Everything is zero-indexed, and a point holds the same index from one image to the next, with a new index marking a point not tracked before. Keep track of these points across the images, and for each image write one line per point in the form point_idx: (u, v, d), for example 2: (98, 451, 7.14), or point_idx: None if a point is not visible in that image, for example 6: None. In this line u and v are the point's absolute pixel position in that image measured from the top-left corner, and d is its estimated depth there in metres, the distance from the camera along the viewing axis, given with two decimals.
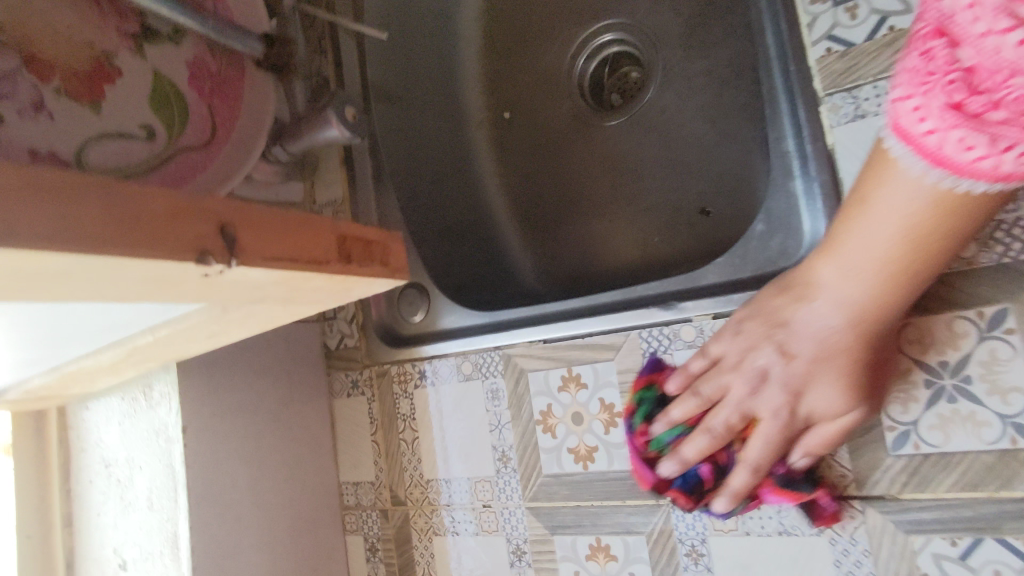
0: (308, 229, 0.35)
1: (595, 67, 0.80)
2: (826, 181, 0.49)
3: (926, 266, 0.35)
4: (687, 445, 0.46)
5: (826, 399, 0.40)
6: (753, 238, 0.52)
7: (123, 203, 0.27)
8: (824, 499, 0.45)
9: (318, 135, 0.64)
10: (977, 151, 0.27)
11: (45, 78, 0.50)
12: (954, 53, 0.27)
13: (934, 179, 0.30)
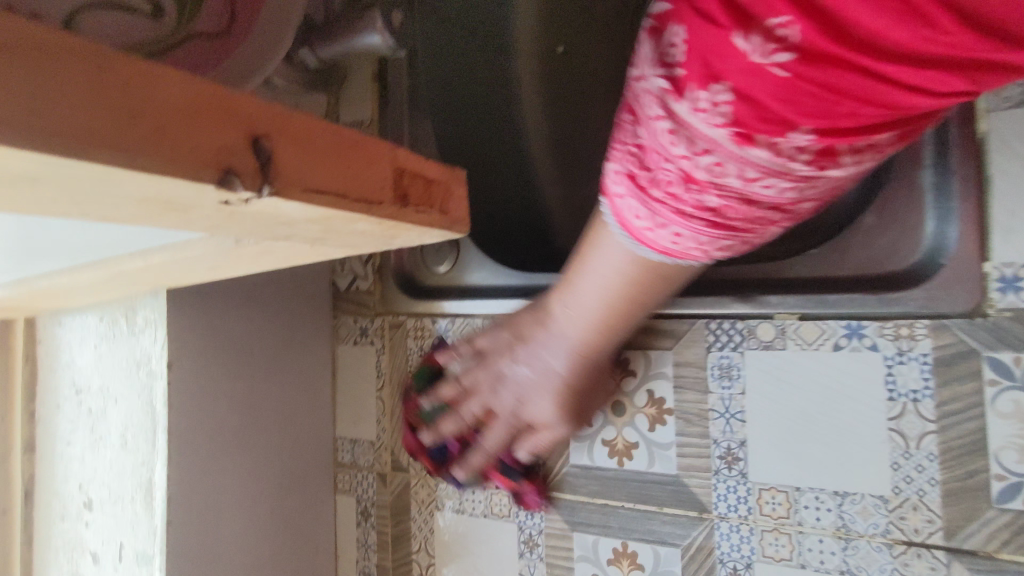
0: (363, 156, 0.27)
1: None
2: (970, 176, 0.40)
3: (623, 321, 0.39)
4: (444, 423, 0.50)
5: (541, 409, 0.45)
6: (857, 232, 0.45)
7: (125, 87, 0.18)
8: (536, 487, 0.52)
9: (354, 43, 0.54)
10: (643, 226, 0.29)
11: None
12: (635, 128, 0.26)
13: (619, 242, 0.32)
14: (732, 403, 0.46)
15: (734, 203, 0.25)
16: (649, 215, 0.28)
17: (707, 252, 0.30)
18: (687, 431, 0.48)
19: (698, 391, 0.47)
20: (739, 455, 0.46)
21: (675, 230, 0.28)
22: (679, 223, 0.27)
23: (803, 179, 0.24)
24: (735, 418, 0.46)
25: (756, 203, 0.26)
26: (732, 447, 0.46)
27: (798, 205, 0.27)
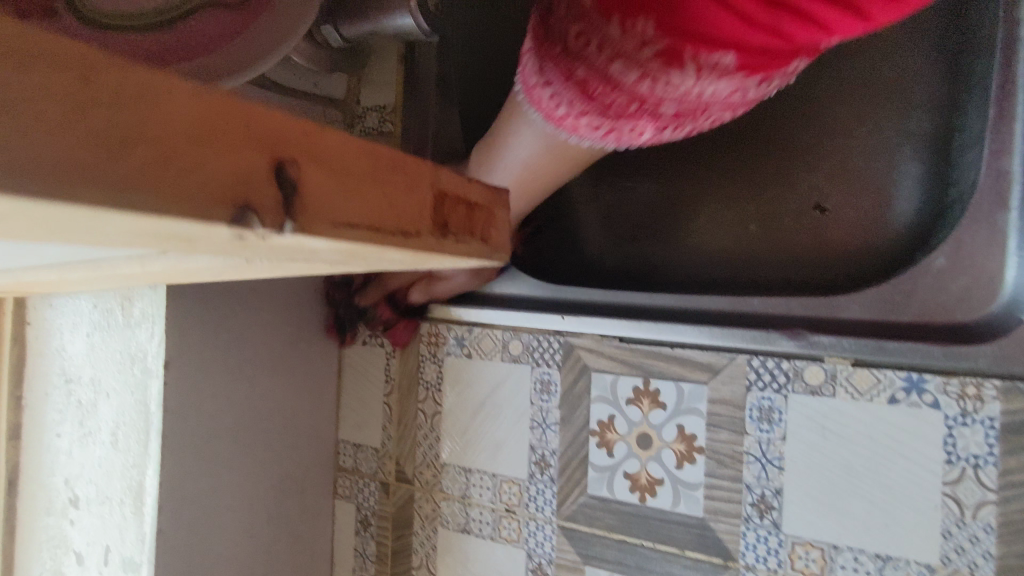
0: (394, 177, 0.23)
1: None
2: None
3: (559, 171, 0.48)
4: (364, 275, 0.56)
5: (457, 271, 0.51)
6: (928, 273, 0.41)
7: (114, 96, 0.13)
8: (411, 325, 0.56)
9: (385, 23, 0.50)
10: (537, 86, 0.41)
11: None
12: None
13: (530, 112, 0.44)
14: (770, 448, 0.43)
15: (601, 81, 0.37)
16: (546, 81, 0.40)
17: (580, 129, 0.42)
18: (718, 473, 0.44)
19: (733, 431, 0.44)
20: (773, 504, 0.43)
21: (551, 92, 0.41)
22: (560, 83, 0.39)
23: (646, 73, 0.35)
24: (773, 465, 0.43)
25: (617, 87, 0.37)
26: (767, 494, 0.43)
27: (660, 106, 0.38)
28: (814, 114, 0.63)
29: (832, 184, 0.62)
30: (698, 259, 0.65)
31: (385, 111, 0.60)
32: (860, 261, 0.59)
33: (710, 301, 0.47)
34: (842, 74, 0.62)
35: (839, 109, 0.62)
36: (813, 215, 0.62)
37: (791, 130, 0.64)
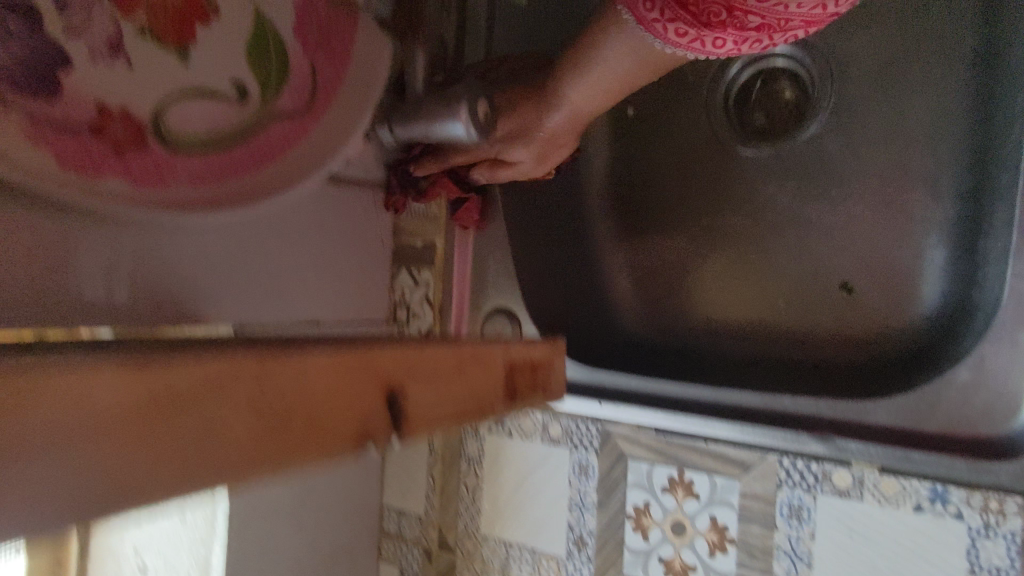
0: (474, 367, 0.32)
1: (749, 78, 0.70)
2: None
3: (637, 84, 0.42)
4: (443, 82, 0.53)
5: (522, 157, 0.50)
6: (953, 387, 0.42)
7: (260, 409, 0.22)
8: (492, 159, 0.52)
9: (437, 129, 0.50)
10: None
11: (129, 13, 0.40)
12: None
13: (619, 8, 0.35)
14: (798, 544, 0.47)
15: None
16: None
17: (665, 35, 0.33)
18: (750, 564, 0.49)
19: (764, 525, 0.48)
20: None
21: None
22: None
23: None
24: (802, 561, 0.47)
25: None
26: None
27: (748, 16, 0.30)
28: (851, 199, 0.65)
29: (863, 268, 0.64)
30: (729, 340, 0.68)
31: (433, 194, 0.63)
32: (889, 348, 0.61)
33: (743, 399, 0.48)
34: (877, 160, 0.64)
35: (872, 194, 0.64)
36: (842, 296, 0.64)
37: (824, 212, 0.66)
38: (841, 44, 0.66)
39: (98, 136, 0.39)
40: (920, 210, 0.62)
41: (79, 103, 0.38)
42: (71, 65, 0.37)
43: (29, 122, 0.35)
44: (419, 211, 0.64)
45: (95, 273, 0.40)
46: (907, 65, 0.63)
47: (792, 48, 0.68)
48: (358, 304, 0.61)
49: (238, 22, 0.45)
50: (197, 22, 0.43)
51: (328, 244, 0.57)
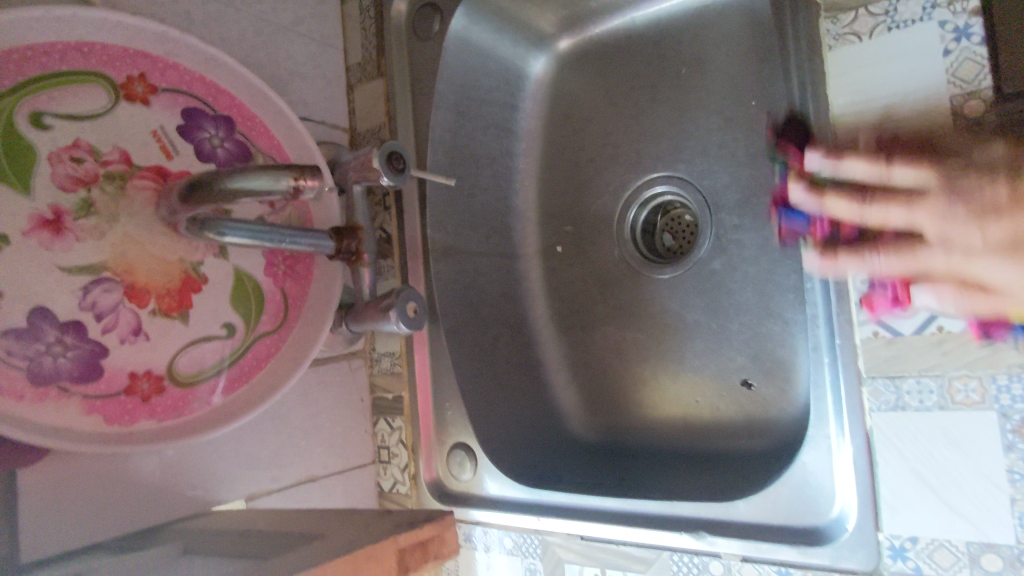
0: (374, 557, 0.43)
1: (648, 215, 0.84)
2: (860, 447, 0.50)
3: None
4: None
5: None
6: (792, 479, 0.55)
7: None
8: None
9: (381, 326, 0.66)
10: None
11: (142, 304, 0.56)
12: None
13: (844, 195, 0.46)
14: None
15: None
16: None
17: None
18: None
19: None
20: None
21: None
22: None
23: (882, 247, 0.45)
24: None
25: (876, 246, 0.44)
26: None
27: None
28: (735, 308, 0.75)
29: (756, 365, 0.73)
30: (659, 436, 0.79)
31: (395, 356, 0.79)
32: (781, 435, 0.70)
33: (644, 506, 0.62)
34: (752, 273, 0.74)
35: (752, 302, 0.74)
36: (744, 391, 0.74)
37: (720, 321, 0.76)
38: (711, 184, 0.78)
39: (130, 393, 0.54)
40: (788, 310, 0.71)
41: (115, 378, 0.54)
42: (108, 352, 0.54)
43: (82, 400, 0.51)
44: (386, 370, 0.80)
45: (133, 481, 0.56)
46: (765, 195, 0.73)
47: (679, 188, 0.81)
48: (346, 451, 0.77)
49: (223, 282, 0.62)
50: (192, 292, 0.59)
51: (316, 416, 0.73)
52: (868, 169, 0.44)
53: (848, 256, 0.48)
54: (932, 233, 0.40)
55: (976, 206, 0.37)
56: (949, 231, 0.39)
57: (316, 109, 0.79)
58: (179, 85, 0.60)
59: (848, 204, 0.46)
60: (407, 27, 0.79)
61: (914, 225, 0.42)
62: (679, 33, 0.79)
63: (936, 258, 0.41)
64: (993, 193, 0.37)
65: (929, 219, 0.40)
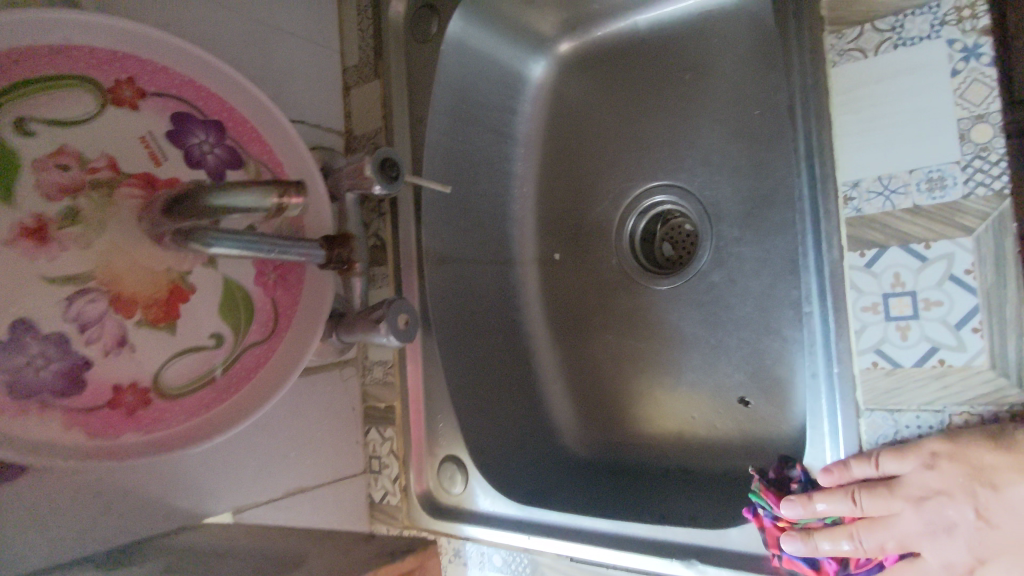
0: None
1: (647, 224, 0.83)
2: None
3: None
4: None
5: None
6: None
7: None
8: None
9: (371, 338, 0.64)
10: None
11: (127, 314, 0.55)
12: None
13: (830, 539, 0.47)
14: None
15: None
16: None
17: None
18: None
19: None
20: None
21: None
22: None
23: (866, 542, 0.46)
24: None
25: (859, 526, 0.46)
26: None
27: None
28: (733, 323, 0.74)
29: (754, 383, 0.72)
30: (653, 452, 0.78)
31: (387, 366, 0.78)
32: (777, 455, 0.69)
33: (635, 529, 0.61)
34: (751, 288, 0.73)
35: (750, 318, 0.73)
36: (740, 409, 0.73)
37: (718, 336, 0.75)
38: (712, 196, 0.77)
39: (114, 407, 0.53)
40: (787, 327, 0.70)
41: (99, 391, 0.53)
42: (92, 364, 0.53)
43: (66, 414, 0.50)
44: (379, 380, 0.79)
45: (116, 496, 0.55)
46: (767, 209, 0.72)
47: (679, 199, 0.79)
48: (336, 462, 0.76)
49: (211, 292, 0.60)
50: (179, 302, 0.58)
51: (306, 426, 0.72)
52: (839, 503, 0.46)
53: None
54: (929, 558, 0.43)
55: (958, 535, 0.41)
56: (939, 553, 0.42)
57: (312, 113, 0.77)
58: (170, 89, 0.59)
59: (838, 544, 0.46)
60: (405, 29, 0.77)
61: (909, 545, 0.44)
62: (683, 41, 0.77)
63: (942, 574, 0.42)
64: (965, 518, 0.41)
65: (922, 542, 0.43)
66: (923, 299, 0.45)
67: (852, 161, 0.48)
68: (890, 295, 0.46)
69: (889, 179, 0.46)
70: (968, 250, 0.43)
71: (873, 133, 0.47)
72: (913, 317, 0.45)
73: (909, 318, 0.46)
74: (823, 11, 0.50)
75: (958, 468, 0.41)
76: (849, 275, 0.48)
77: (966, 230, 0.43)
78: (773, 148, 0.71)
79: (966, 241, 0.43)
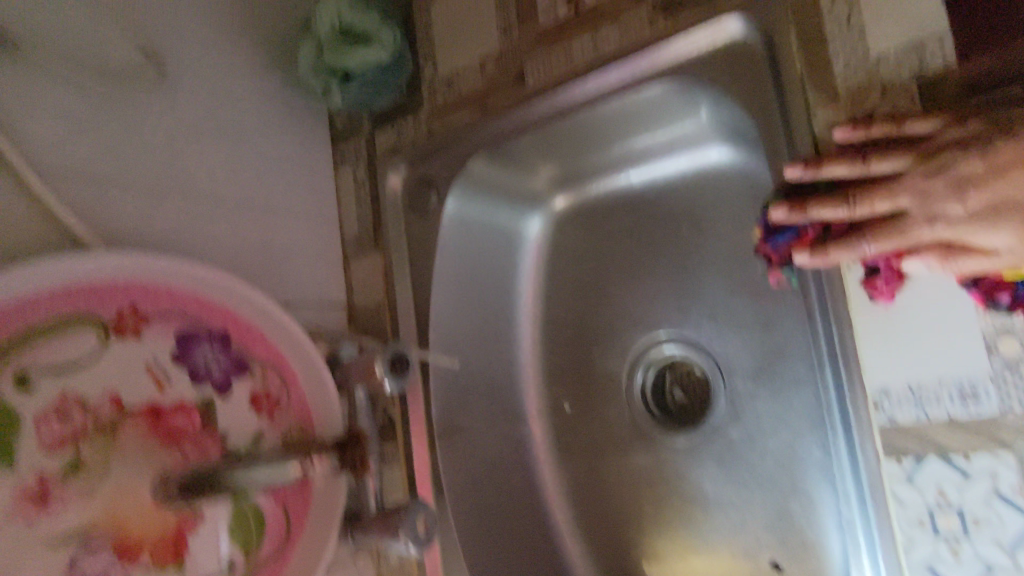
0: None
1: (655, 375, 0.82)
2: None
3: None
4: None
5: None
6: None
7: None
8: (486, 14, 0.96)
9: (388, 542, 0.61)
10: None
11: (133, 560, 0.51)
12: None
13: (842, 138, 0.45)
14: None
15: None
16: None
17: None
18: None
19: None
20: None
21: None
22: None
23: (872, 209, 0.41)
24: None
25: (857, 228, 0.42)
26: None
27: None
28: (758, 482, 0.72)
29: (786, 547, 0.69)
30: None
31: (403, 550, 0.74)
32: None
33: None
34: (774, 445, 0.72)
35: (773, 477, 0.71)
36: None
37: (743, 496, 0.73)
38: (722, 348, 0.77)
39: None
40: (814, 489, 0.68)
41: None
42: None
43: None
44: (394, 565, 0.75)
45: None
46: (779, 364, 0.72)
47: (687, 350, 0.79)
48: None
49: (218, 515, 0.57)
50: (188, 533, 0.55)
51: None
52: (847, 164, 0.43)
53: (839, 251, 0.43)
54: (910, 207, 0.39)
55: (949, 198, 0.37)
56: (920, 193, 0.39)
57: (314, 291, 0.76)
58: (175, 309, 0.58)
59: (849, 165, 0.43)
60: (404, 200, 0.77)
61: (900, 210, 0.40)
62: (676, 197, 0.79)
63: (926, 236, 0.39)
64: (962, 206, 0.37)
65: (917, 236, 0.39)
66: (971, 515, 0.44)
67: (878, 366, 0.48)
68: (936, 510, 0.45)
69: (919, 387, 0.46)
70: (1011, 468, 0.43)
71: (900, 340, 0.47)
72: (964, 536, 0.44)
73: (959, 536, 0.44)
74: None
75: (952, 188, 0.37)
76: (891, 486, 0.47)
77: (1007, 448, 0.43)
78: (779, 302, 0.72)
79: (1008, 459, 0.43)
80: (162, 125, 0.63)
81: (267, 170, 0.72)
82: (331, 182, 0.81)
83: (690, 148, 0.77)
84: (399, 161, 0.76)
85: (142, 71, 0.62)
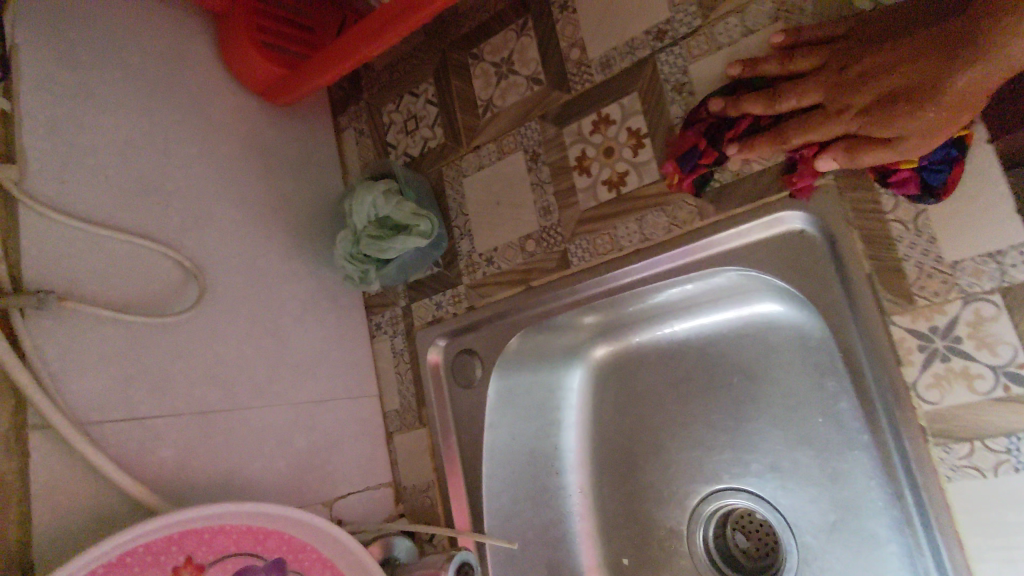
0: None
1: (717, 529, 0.72)
2: None
3: None
4: None
5: None
6: None
7: None
8: None
9: None
10: None
11: None
12: None
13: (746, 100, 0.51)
14: None
15: None
16: None
17: None
18: None
19: None
20: None
21: None
22: None
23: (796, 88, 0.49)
24: None
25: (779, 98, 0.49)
26: None
27: None
28: None
29: None
30: None
31: None
32: None
33: None
34: None
35: None
36: None
37: None
38: (789, 500, 0.68)
39: None
40: None
41: None
42: None
43: None
44: None
45: None
46: (852, 520, 0.63)
47: (752, 501, 0.70)
48: None
49: None
50: None
51: None
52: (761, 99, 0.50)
53: (764, 144, 0.51)
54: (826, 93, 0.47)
55: (867, 121, 0.45)
56: (832, 81, 0.47)
57: (359, 476, 0.73)
58: (227, 547, 0.54)
59: (762, 104, 0.50)
60: (448, 374, 0.75)
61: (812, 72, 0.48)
62: (722, 349, 0.74)
63: (842, 122, 0.46)
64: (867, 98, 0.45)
65: (832, 125, 0.47)
66: None
67: None
68: None
69: None
70: None
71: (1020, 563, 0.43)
72: None
73: None
74: (922, 419, 0.47)
75: (864, 96, 0.45)
76: None
77: None
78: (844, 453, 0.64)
79: None
80: (205, 346, 0.62)
81: (306, 362, 0.71)
82: (369, 352, 0.80)
83: (733, 301, 0.72)
84: (438, 335, 0.75)
85: (182, 295, 0.61)
